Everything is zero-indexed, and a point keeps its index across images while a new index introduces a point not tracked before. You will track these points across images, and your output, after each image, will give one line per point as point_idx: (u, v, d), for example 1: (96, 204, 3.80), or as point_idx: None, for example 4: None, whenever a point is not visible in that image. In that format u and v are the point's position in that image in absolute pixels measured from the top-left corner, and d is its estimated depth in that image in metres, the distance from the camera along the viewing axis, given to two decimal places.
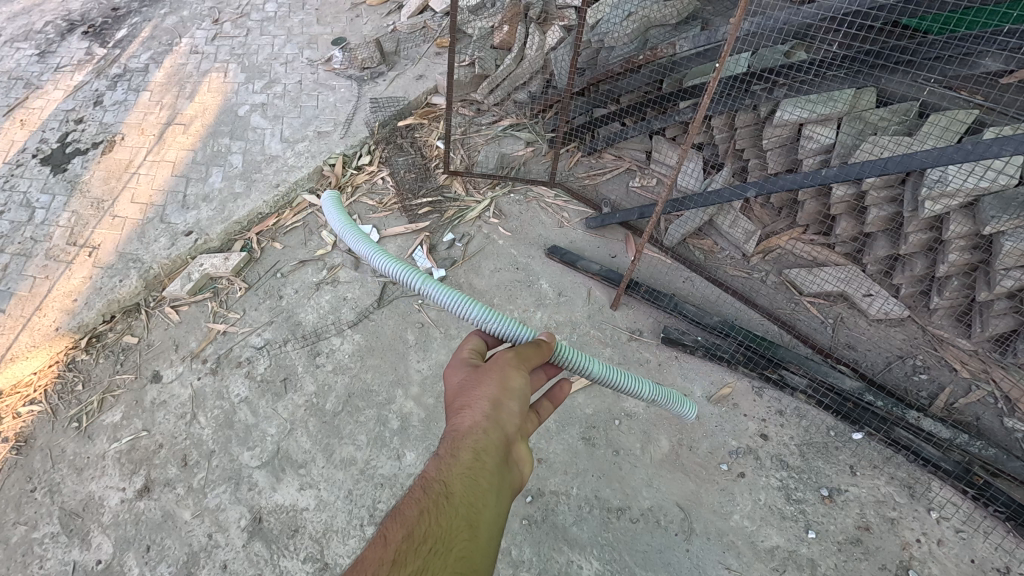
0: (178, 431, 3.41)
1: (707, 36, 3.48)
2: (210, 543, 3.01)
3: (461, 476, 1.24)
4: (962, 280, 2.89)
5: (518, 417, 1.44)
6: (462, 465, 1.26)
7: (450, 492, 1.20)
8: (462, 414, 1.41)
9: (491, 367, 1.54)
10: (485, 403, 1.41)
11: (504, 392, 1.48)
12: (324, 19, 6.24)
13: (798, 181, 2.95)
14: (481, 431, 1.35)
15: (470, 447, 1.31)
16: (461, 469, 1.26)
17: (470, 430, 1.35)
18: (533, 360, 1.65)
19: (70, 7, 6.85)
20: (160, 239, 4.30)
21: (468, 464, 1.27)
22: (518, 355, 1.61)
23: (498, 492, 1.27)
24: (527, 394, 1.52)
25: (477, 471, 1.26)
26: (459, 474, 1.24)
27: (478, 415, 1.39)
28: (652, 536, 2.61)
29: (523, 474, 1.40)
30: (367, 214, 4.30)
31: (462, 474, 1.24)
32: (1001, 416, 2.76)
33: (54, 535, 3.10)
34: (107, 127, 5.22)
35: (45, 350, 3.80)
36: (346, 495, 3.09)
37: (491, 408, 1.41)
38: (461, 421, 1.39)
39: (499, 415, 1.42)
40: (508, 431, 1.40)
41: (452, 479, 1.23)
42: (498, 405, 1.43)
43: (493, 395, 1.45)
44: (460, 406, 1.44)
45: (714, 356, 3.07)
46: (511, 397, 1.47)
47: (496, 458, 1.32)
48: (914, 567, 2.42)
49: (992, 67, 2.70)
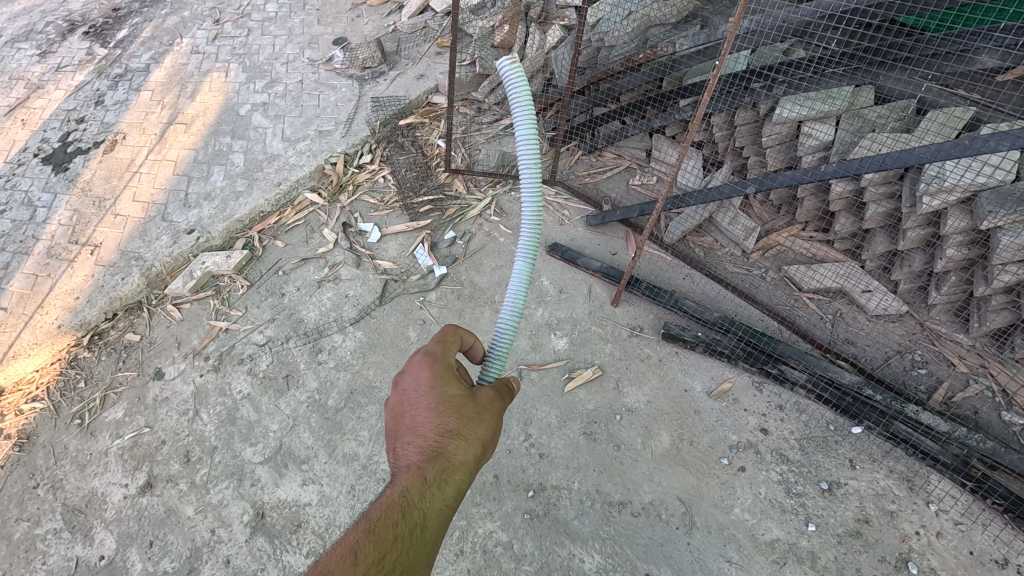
0: (181, 428, 3.42)
1: (706, 35, 3.51)
2: (212, 538, 3.02)
3: (438, 512, 1.31)
4: (960, 275, 2.91)
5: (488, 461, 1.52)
6: (444, 500, 1.33)
7: (425, 525, 1.29)
8: (456, 441, 1.41)
9: (490, 402, 1.54)
10: (480, 446, 1.45)
11: (494, 435, 1.51)
12: (324, 19, 6.26)
13: (796, 178, 2.97)
14: (469, 471, 1.40)
15: (455, 484, 1.36)
16: (441, 504, 1.33)
17: (460, 466, 1.39)
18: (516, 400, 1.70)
19: (71, 8, 6.86)
20: (162, 237, 4.31)
21: (447, 501, 1.34)
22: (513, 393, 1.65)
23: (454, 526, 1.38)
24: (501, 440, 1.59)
25: (452, 508, 1.35)
26: (436, 509, 1.31)
27: (471, 454, 1.42)
28: (652, 530, 2.63)
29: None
30: (369, 212, 4.41)
31: (441, 510, 1.32)
32: (999, 410, 2.78)
33: (56, 531, 3.11)
34: (108, 127, 5.24)
35: (47, 348, 3.81)
36: (348, 490, 3.11)
37: (482, 451, 1.46)
38: (454, 450, 1.40)
39: (484, 458, 1.47)
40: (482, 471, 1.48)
41: (432, 512, 1.30)
42: (486, 449, 1.48)
43: (487, 437, 1.48)
44: (454, 432, 1.42)
45: (714, 352, 3.10)
46: (495, 442, 1.52)
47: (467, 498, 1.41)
48: (913, 560, 2.44)
49: (988, 65, 2.74)
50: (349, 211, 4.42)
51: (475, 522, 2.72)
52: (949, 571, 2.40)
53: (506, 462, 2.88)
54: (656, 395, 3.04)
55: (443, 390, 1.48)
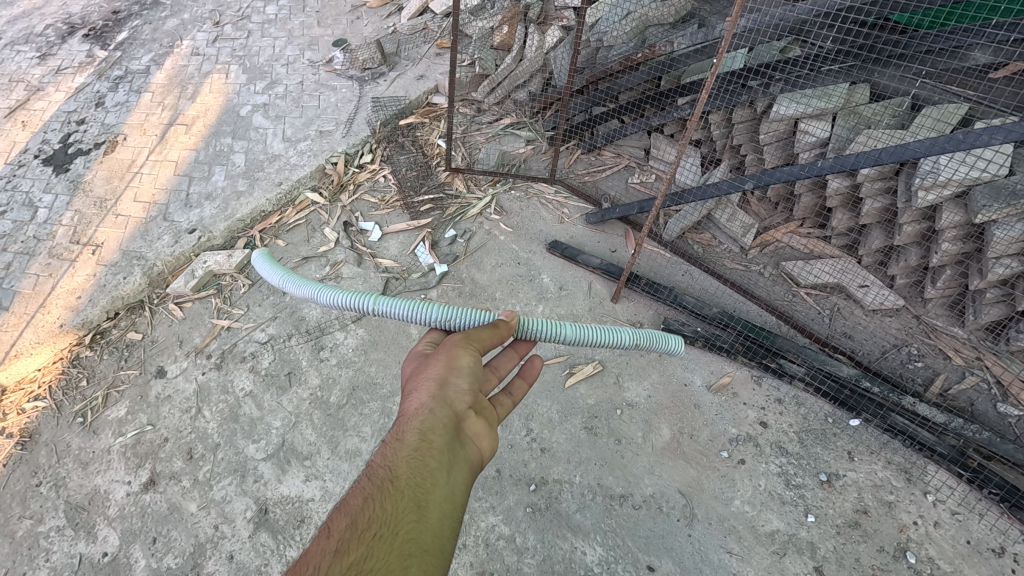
0: (183, 425, 3.44)
1: (703, 34, 3.55)
2: (216, 534, 3.03)
3: (405, 457, 1.34)
4: (955, 269, 2.95)
5: (466, 397, 1.57)
6: (409, 446, 1.37)
7: (397, 476, 1.30)
8: (412, 397, 1.53)
9: (437, 352, 1.67)
10: (431, 384, 1.55)
11: (449, 372, 1.61)
12: (324, 21, 6.30)
13: (793, 174, 3.01)
14: (427, 412, 1.47)
15: (416, 429, 1.42)
16: (407, 449, 1.36)
17: (417, 413, 1.47)
18: (487, 337, 1.80)
19: (70, 11, 6.88)
20: (164, 237, 4.33)
21: (416, 446, 1.38)
22: (469, 334, 1.75)
23: (448, 468, 1.37)
24: (474, 376, 1.64)
25: (423, 451, 1.37)
26: (404, 456, 1.35)
27: (425, 396, 1.52)
28: (653, 522, 2.65)
29: (476, 451, 1.50)
30: (370, 212, 4.39)
31: (410, 456, 1.35)
32: (995, 401, 2.82)
33: (59, 529, 3.12)
34: (109, 128, 5.26)
35: (49, 347, 3.82)
36: (351, 485, 3.13)
37: (438, 389, 1.54)
38: (410, 404, 1.51)
39: (445, 395, 1.54)
40: (458, 406, 1.53)
41: (399, 461, 1.33)
42: (445, 386, 1.56)
43: (441, 376, 1.58)
44: (410, 391, 1.56)
45: (714, 347, 3.13)
46: (456, 376, 1.60)
47: (445, 437, 1.43)
48: (911, 549, 2.46)
49: (981, 61, 2.75)
50: (350, 211, 4.42)
51: (477, 516, 2.74)
52: (947, 560, 2.42)
53: (508, 456, 2.91)
54: (656, 389, 3.07)
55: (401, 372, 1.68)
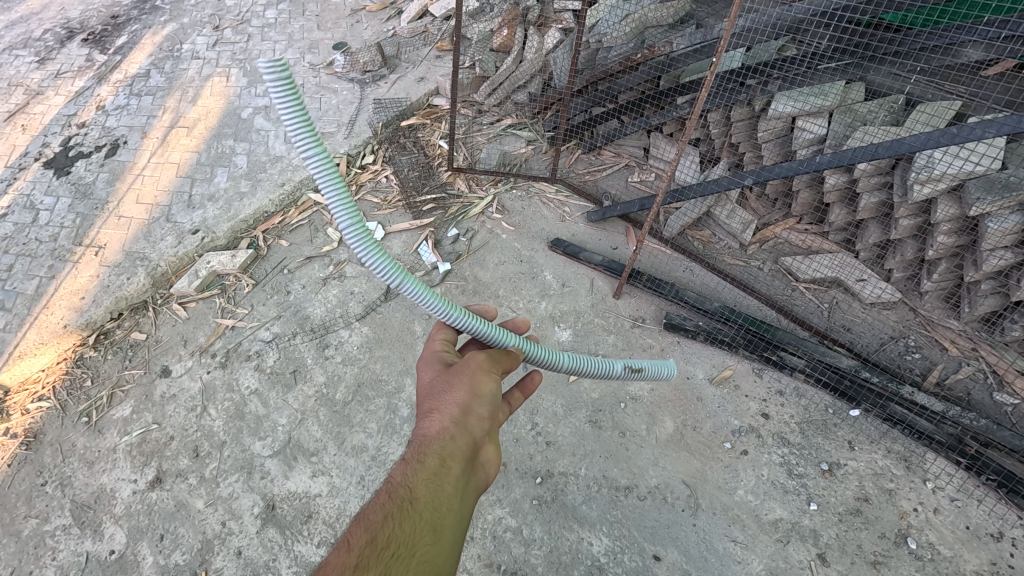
0: (188, 423, 3.45)
1: (702, 34, 3.64)
2: (223, 530, 3.05)
3: (425, 480, 1.36)
4: (950, 262, 3.02)
5: (486, 423, 1.56)
6: (428, 470, 1.38)
7: (415, 497, 1.33)
8: (432, 415, 1.53)
9: (461, 370, 1.64)
10: (454, 408, 1.53)
11: (473, 397, 1.58)
12: (324, 25, 6.36)
13: (791, 169, 3.08)
14: (448, 437, 1.46)
15: (436, 453, 1.42)
16: (427, 472, 1.38)
17: (438, 436, 1.46)
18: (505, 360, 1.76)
19: (69, 16, 6.90)
20: (167, 238, 4.35)
21: (433, 470, 1.39)
22: (490, 356, 1.72)
23: (462, 495, 1.39)
24: (496, 403, 1.62)
25: (440, 476, 1.38)
26: (423, 479, 1.37)
27: (447, 420, 1.51)
28: (659, 513, 2.69)
29: (487, 476, 1.52)
30: (372, 212, 4.37)
31: (428, 479, 1.37)
32: (991, 391, 2.87)
33: (65, 527, 3.13)
34: (110, 131, 5.28)
35: (53, 347, 3.83)
36: (358, 480, 3.15)
37: (460, 414, 1.53)
38: (430, 423, 1.51)
39: (467, 419, 1.53)
40: (477, 433, 1.52)
41: (418, 484, 1.35)
42: (467, 411, 1.54)
43: (464, 400, 1.56)
44: (431, 408, 1.55)
45: (716, 340, 3.18)
46: (479, 402, 1.58)
47: (463, 464, 1.44)
48: (912, 535, 2.51)
49: (973, 57, 2.82)
50: None
51: (484, 509, 2.77)
52: (947, 546, 2.47)
53: (514, 450, 2.94)
54: (659, 382, 3.12)
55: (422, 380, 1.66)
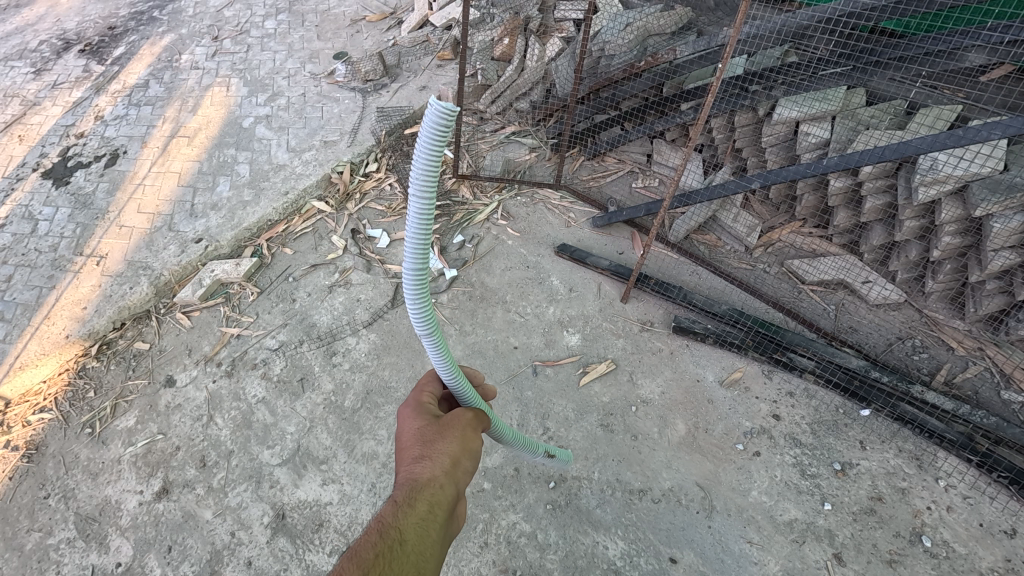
0: (195, 433, 3.41)
1: (706, 40, 3.64)
2: (233, 541, 3.00)
3: (415, 524, 1.33)
4: (955, 263, 3.07)
5: (468, 477, 1.54)
6: (417, 515, 1.35)
7: (405, 540, 1.30)
8: (423, 463, 1.47)
9: (452, 422, 1.60)
10: (446, 459, 1.49)
11: (462, 450, 1.56)
12: (324, 35, 6.40)
13: (799, 173, 3.11)
14: (438, 486, 1.43)
15: (426, 500, 1.39)
16: (417, 517, 1.35)
17: (428, 483, 1.43)
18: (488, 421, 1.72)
19: (65, 27, 6.89)
20: (170, 247, 4.33)
21: (422, 517, 1.36)
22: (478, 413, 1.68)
23: (442, 543, 1.37)
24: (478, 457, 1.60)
25: (429, 523, 1.36)
26: (413, 524, 1.33)
27: (438, 469, 1.47)
28: (674, 515, 2.69)
29: (457, 527, 1.50)
30: (377, 219, 4.50)
31: (416, 525, 1.33)
32: (998, 389, 2.91)
33: (70, 541, 3.07)
34: (109, 141, 5.26)
35: (55, 358, 3.78)
36: (369, 488, 3.12)
37: (450, 465, 1.49)
38: (422, 471, 1.45)
39: (456, 470, 1.50)
40: (462, 486, 1.49)
41: (408, 527, 1.32)
42: (456, 463, 1.51)
43: (454, 453, 1.52)
44: (422, 454, 1.49)
45: (725, 343, 3.20)
46: (467, 457, 1.55)
47: (446, 515, 1.41)
48: (926, 534, 2.52)
49: (977, 61, 2.90)
50: (357, 218, 4.50)
51: (498, 514, 2.76)
52: (961, 543, 2.49)
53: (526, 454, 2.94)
54: (669, 385, 3.13)
55: (411, 424, 1.58)
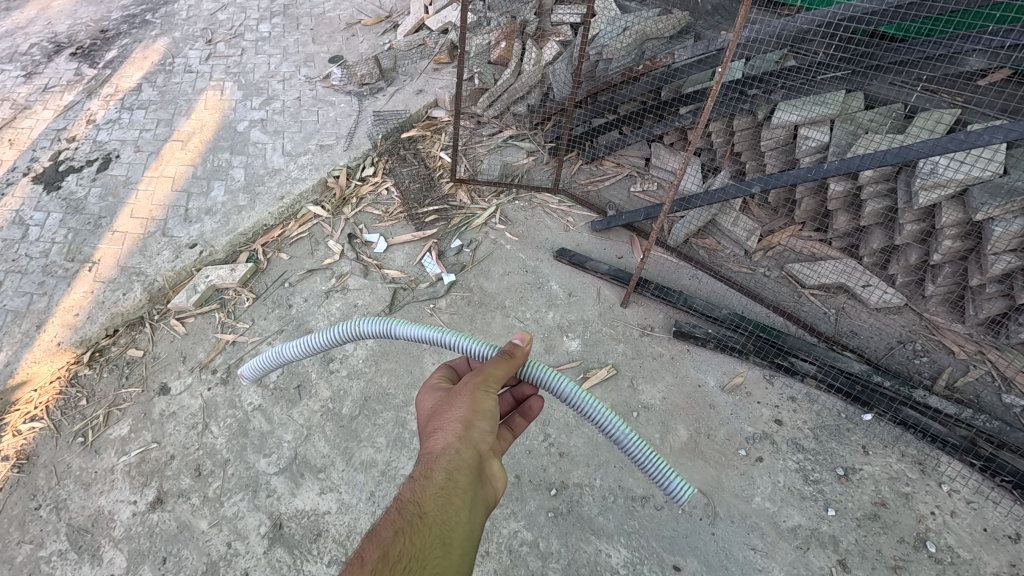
0: (190, 442, 3.36)
1: (705, 45, 3.69)
2: (229, 551, 2.95)
3: (434, 494, 1.29)
4: (954, 267, 3.07)
5: (487, 437, 1.49)
6: (435, 485, 1.31)
7: (426, 511, 1.25)
8: (435, 436, 1.46)
9: (460, 391, 1.58)
10: (455, 426, 1.46)
11: (474, 413, 1.53)
12: (319, 39, 6.36)
13: (800, 176, 3.10)
14: (453, 453, 1.40)
15: (443, 468, 1.35)
16: (435, 487, 1.30)
17: (442, 451, 1.40)
18: (502, 378, 1.67)
19: (56, 30, 6.82)
20: (163, 252, 4.27)
21: (442, 485, 1.32)
22: (485, 376, 1.64)
23: (471, 507, 1.31)
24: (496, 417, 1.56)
25: (450, 490, 1.31)
26: (432, 494, 1.29)
27: (451, 437, 1.44)
28: (677, 522, 2.67)
29: (494, 491, 1.43)
30: (374, 223, 4.43)
31: (437, 494, 1.29)
32: (1000, 393, 2.91)
33: (62, 552, 3.01)
34: (101, 145, 5.19)
35: (46, 366, 3.72)
36: (368, 496, 3.07)
37: (464, 430, 1.46)
38: (435, 443, 1.43)
39: (470, 434, 1.46)
40: (481, 447, 1.45)
41: (427, 499, 1.27)
42: (468, 426, 1.48)
43: (465, 418, 1.49)
44: (434, 428, 1.49)
45: (725, 347, 3.19)
46: (481, 418, 1.52)
47: (468, 478, 1.36)
48: (930, 539, 2.51)
49: (978, 65, 2.90)
50: (354, 222, 4.45)
51: (498, 523, 2.73)
52: (966, 548, 2.48)
53: (527, 461, 2.91)
54: (670, 391, 3.11)
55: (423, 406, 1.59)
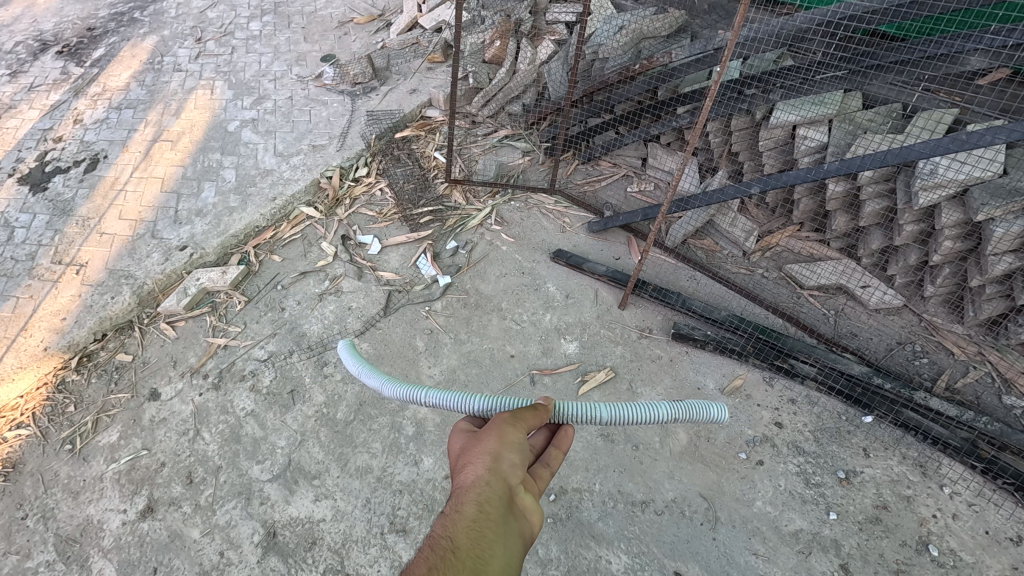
0: (181, 449, 3.29)
1: (702, 44, 3.66)
2: (222, 561, 2.89)
3: (466, 528, 1.05)
4: (954, 267, 3.06)
5: (520, 471, 1.23)
6: (467, 518, 1.07)
7: (457, 549, 1.01)
8: (463, 468, 1.21)
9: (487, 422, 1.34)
10: (484, 454, 1.22)
11: (504, 442, 1.27)
12: (311, 37, 6.29)
13: (801, 177, 3.07)
14: (484, 483, 1.15)
15: (473, 500, 1.11)
16: (467, 520, 1.07)
17: (471, 483, 1.15)
18: (532, 417, 1.41)
19: (42, 28, 6.70)
20: (153, 255, 4.19)
21: (474, 518, 1.08)
22: (515, 410, 1.40)
23: (506, 544, 1.06)
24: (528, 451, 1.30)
25: (483, 523, 1.07)
26: (464, 529, 1.05)
27: (481, 467, 1.19)
28: (677, 527, 2.64)
29: (535, 529, 1.17)
30: (368, 225, 4.37)
31: (469, 528, 1.05)
32: (1000, 394, 2.91)
33: (49, 563, 2.93)
34: (88, 145, 5.10)
35: (32, 371, 3.63)
36: (364, 503, 3.00)
37: (495, 461, 1.21)
38: (464, 475, 1.18)
39: (501, 464, 1.21)
40: (516, 476, 1.20)
41: (458, 533, 1.04)
42: (497, 457, 1.22)
43: (495, 447, 1.24)
44: (460, 463, 1.23)
45: (725, 349, 3.16)
46: (511, 448, 1.26)
47: (501, 513, 1.11)
48: (932, 542, 2.50)
49: (980, 65, 2.87)
50: (347, 224, 4.39)
51: None
52: (968, 552, 2.46)
53: None
54: (669, 394, 3.09)
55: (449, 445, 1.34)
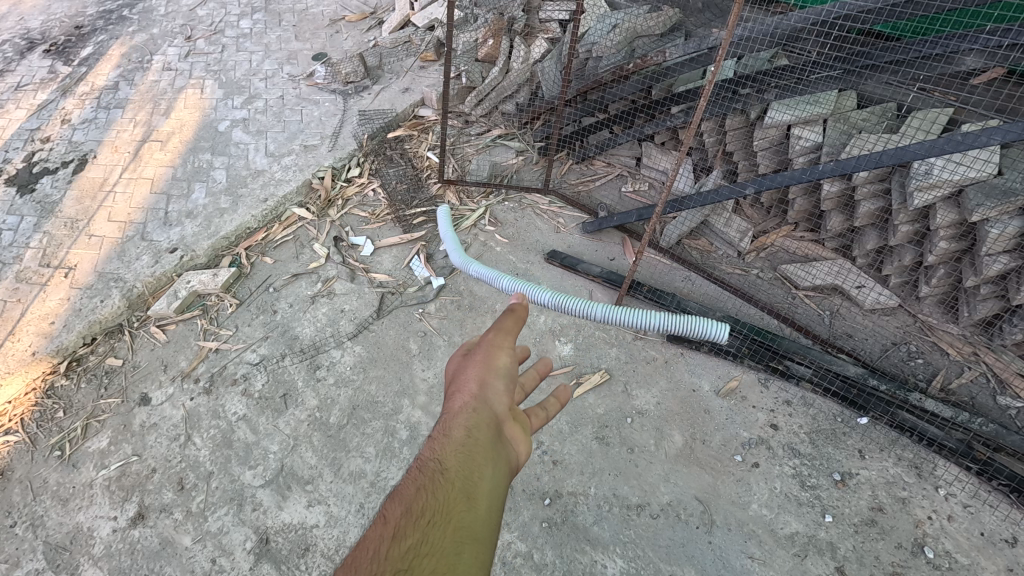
0: (172, 454, 3.25)
1: (696, 43, 3.61)
2: (214, 568, 2.85)
3: (453, 450, 0.98)
4: (949, 267, 3.04)
5: (508, 392, 1.12)
6: (453, 441, 1.00)
7: (445, 466, 0.95)
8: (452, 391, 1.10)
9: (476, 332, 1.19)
10: (470, 379, 1.10)
11: (491, 359, 1.14)
12: (302, 35, 6.23)
13: (795, 178, 3.06)
14: (470, 409, 1.05)
15: (460, 423, 1.03)
16: (453, 444, 0.99)
17: (457, 408, 1.06)
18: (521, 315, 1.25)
19: (29, 26, 6.61)
20: (142, 257, 4.13)
21: (461, 441, 1.00)
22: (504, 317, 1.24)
23: (495, 463, 0.99)
24: (517, 370, 1.17)
25: (471, 446, 0.99)
26: (452, 453, 0.97)
27: (464, 393, 1.08)
28: (673, 530, 2.63)
29: (522, 455, 1.09)
30: (361, 226, 4.33)
31: (457, 450, 0.98)
32: (994, 394, 2.91)
33: (38, 572, 2.89)
34: (77, 146, 5.03)
35: (21, 377, 3.58)
36: (358, 508, 2.97)
37: (481, 380, 1.10)
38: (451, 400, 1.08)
39: (487, 388, 1.09)
40: (502, 400, 1.09)
41: (447, 454, 0.97)
42: (484, 380, 1.10)
43: (482, 367, 1.12)
44: (448, 384, 1.12)
45: (720, 351, 3.15)
46: (499, 366, 1.14)
47: (490, 435, 1.03)
48: (928, 544, 2.49)
49: (974, 65, 2.90)
50: (339, 225, 4.35)
51: None
52: (963, 553, 2.46)
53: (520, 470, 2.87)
54: (665, 396, 3.08)
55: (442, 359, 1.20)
